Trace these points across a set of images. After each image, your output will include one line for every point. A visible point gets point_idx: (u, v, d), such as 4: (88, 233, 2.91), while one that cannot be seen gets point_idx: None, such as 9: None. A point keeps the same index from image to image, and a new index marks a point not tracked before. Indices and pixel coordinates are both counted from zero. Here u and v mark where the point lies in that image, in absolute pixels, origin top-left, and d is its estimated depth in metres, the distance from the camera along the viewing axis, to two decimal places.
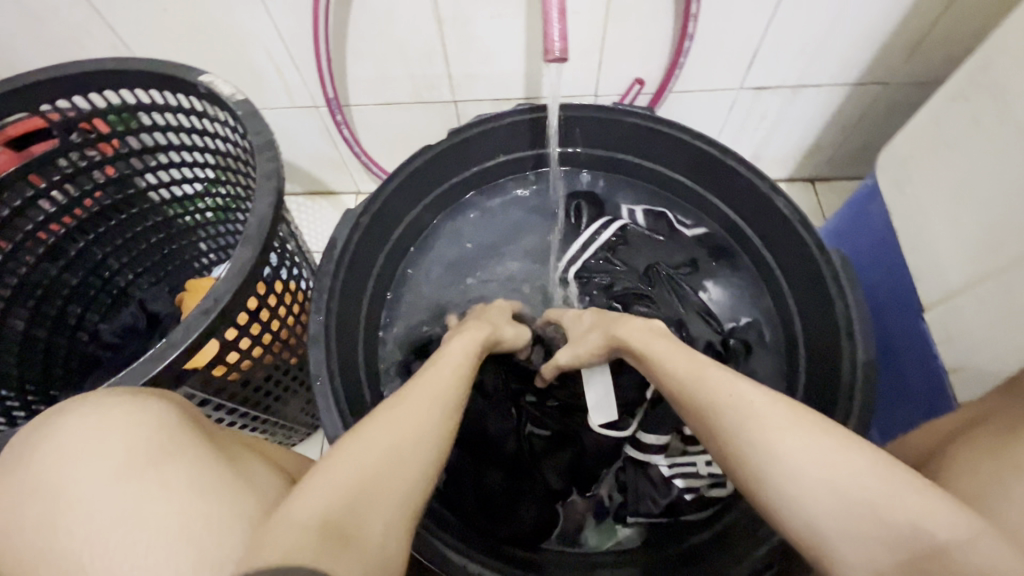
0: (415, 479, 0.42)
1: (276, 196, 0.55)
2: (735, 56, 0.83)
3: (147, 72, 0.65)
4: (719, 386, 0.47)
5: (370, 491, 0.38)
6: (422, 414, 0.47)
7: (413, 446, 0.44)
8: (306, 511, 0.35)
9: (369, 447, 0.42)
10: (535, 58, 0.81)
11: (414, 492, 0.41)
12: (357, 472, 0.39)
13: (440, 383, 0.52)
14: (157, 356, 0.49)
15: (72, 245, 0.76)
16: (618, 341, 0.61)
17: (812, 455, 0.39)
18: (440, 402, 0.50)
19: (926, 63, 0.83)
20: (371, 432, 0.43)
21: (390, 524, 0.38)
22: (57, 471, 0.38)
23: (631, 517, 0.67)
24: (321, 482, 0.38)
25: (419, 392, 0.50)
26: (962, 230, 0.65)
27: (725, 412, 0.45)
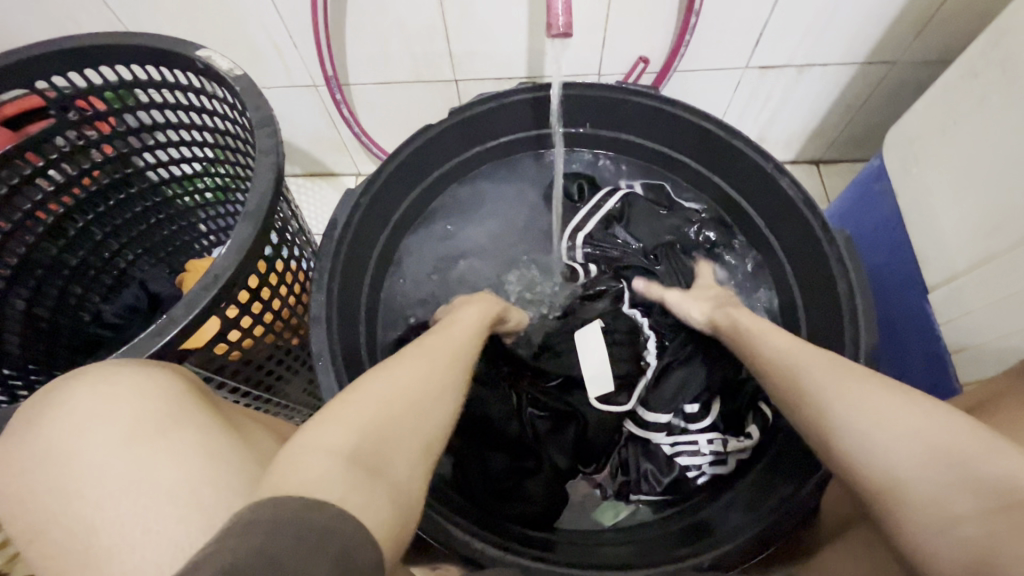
0: (432, 424, 0.43)
1: (275, 172, 0.54)
2: (742, 34, 0.81)
3: (143, 47, 0.64)
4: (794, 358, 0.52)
5: (391, 431, 0.40)
6: (434, 367, 0.48)
7: (430, 395, 0.45)
8: (335, 441, 0.36)
9: (384, 391, 0.43)
10: (537, 35, 0.79)
11: (429, 440, 0.42)
12: (378, 411, 0.40)
13: (452, 345, 0.53)
14: (158, 333, 0.49)
15: (72, 224, 0.76)
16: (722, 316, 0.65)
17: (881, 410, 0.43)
18: (452, 359, 0.51)
19: (935, 42, 0.81)
20: (385, 377, 0.44)
21: (411, 466, 0.39)
22: (63, 445, 0.38)
23: (633, 496, 0.68)
24: (345, 419, 0.39)
25: (430, 349, 0.51)
26: (970, 210, 0.64)
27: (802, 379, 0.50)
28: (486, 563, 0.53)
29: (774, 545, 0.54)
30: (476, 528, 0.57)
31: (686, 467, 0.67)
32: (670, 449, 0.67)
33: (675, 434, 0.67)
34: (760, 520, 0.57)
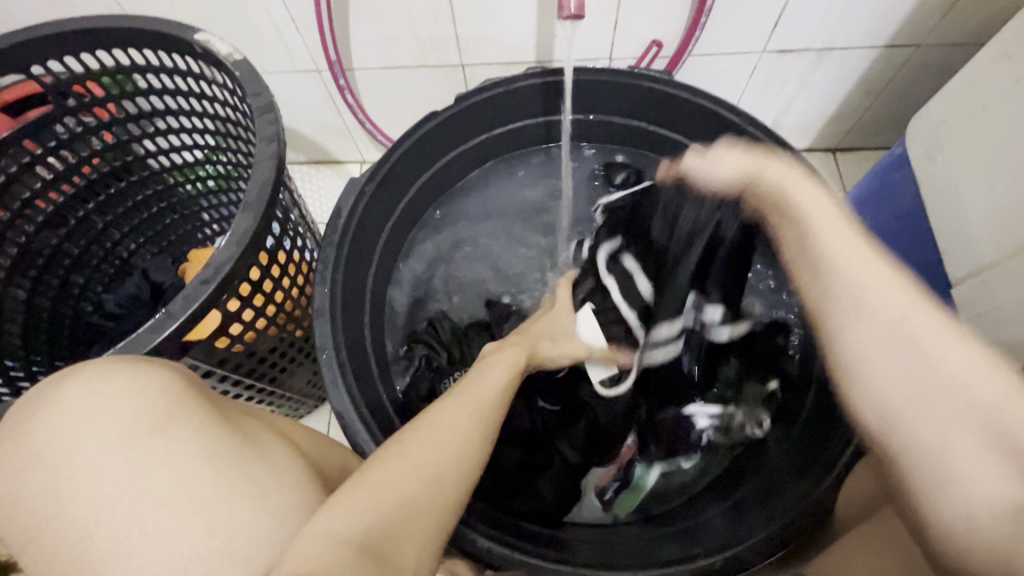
0: (451, 499, 0.41)
1: (276, 160, 0.53)
2: (759, 17, 0.78)
3: (140, 30, 0.62)
4: (867, 272, 0.44)
5: (406, 515, 0.37)
6: (463, 432, 0.45)
7: (452, 463, 0.42)
8: (342, 525, 0.34)
9: (401, 466, 0.40)
10: (547, 17, 0.76)
11: (446, 511, 0.40)
12: (394, 491, 0.38)
13: (485, 392, 0.50)
14: (156, 327, 0.47)
15: (72, 213, 0.74)
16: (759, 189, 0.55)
17: (961, 366, 0.38)
18: (479, 408, 0.48)
19: (963, 23, 0.78)
20: (409, 446, 0.42)
21: (425, 548, 0.37)
22: (56, 443, 0.37)
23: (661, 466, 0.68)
24: (359, 497, 0.37)
25: (463, 401, 0.48)
26: (999, 201, 0.62)
27: (869, 308, 0.42)
28: (492, 561, 0.52)
29: (788, 546, 0.52)
30: (482, 524, 0.56)
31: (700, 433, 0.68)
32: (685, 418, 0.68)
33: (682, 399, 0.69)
34: (774, 516, 0.56)
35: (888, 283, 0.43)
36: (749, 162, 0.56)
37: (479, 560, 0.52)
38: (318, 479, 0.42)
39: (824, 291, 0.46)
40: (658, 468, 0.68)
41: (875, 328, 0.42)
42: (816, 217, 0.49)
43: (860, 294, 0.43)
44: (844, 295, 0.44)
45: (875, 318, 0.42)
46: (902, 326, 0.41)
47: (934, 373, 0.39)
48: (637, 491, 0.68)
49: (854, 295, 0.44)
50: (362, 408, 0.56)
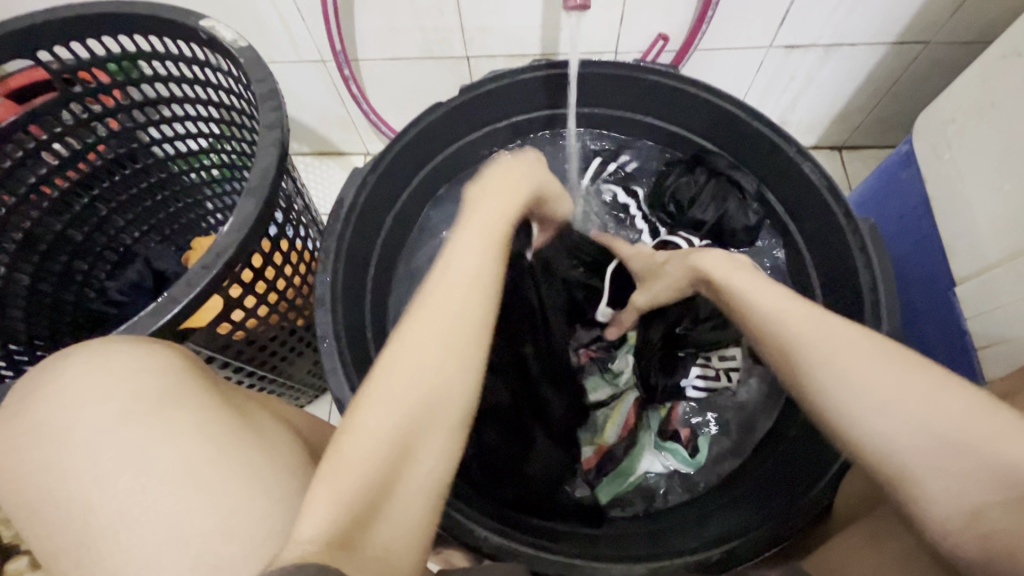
0: (435, 451, 0.38)
1: (279, 147, 0.53)
2: (767, 12, 0.77)
3: (145, 16, 0.62)
4: (790, 315, 0.47)
5: (387, 481, 0.35)
6: (436, 376, 0.40)
7: (429, 403, 0.39)
8: (316, 525, 0.32)
9: (370, 439, 0.36)
10: (552, 9, 0.76)
11: (436, 466, 0.38)
12: (367, 463, 0.35)
13: (450, 320, 0.42)
14: (158, 311, 0.47)
15: (77, 200, 0.75)
16: (698, 272, 0.58)
17: (888, 383, 0.42)
18: (456, 328, 0.42)
19: (972, 21, 0.77)
20: (378, 399, 0.38)
21: (415, 507, 0.36)
22: (56, 422, 0.37)
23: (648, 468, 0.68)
24: (331, 476, 0.34)
25: (434, 319, 0.42)
26: (1007, 198, 0.61)
27: (802, 354, 0.45)
28: (490, 551, 0.52)
29: (783, 543, 0.52)
30: (478, 514, 0.56)
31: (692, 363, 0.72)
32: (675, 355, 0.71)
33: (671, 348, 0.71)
34: (772, 512, 0.56)
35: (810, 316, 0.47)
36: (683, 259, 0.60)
37: (477, 551, 0.52)
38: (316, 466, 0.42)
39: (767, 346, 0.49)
40: (642, 458, 0.68)
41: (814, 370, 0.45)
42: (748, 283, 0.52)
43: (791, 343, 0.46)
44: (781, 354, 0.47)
45: (812, 362, 0.45)
46: (829, 360, 0.44)
47: (871, 399, 0.42)
48: (622, 477, 0.67)
49: (780, 342, 0.47)
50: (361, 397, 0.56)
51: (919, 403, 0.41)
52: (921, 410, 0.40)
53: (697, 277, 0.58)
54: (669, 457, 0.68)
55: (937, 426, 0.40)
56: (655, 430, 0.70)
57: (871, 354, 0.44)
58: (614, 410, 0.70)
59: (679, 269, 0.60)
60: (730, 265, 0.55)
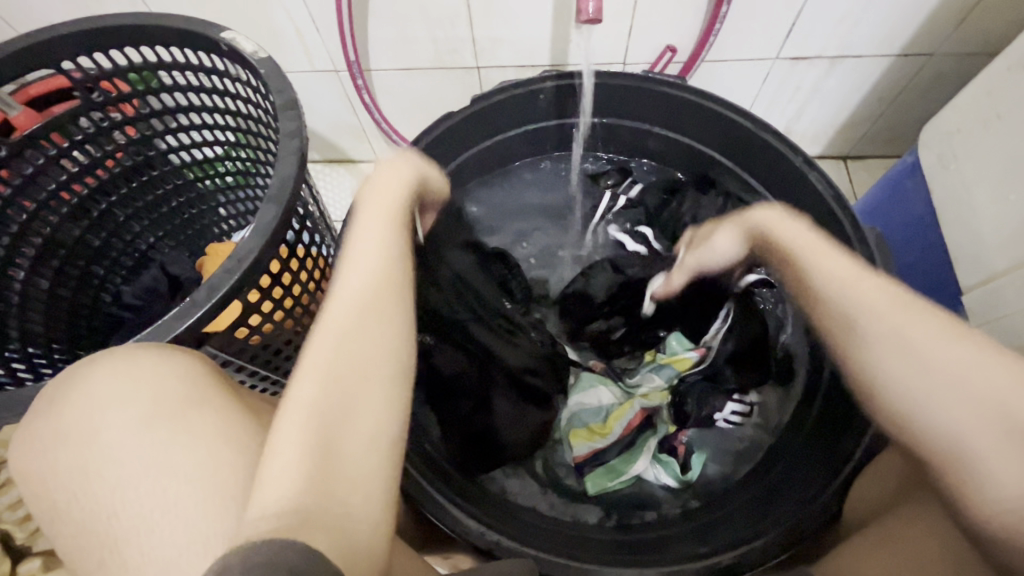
0: (376, 419, 0.38)
1: (299, 156, 0.54)
2: (774, 24, 0.79)
3: (167, 28, 0.63)
4: (849, 283, 0.48)
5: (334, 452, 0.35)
6: (359, 349, 0.40)
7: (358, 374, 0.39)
8: (272, 501, 0.32)
9: (303, 416, 0.36)
10: (562, 21, 0.77)
11: (382, 433, 0.38)
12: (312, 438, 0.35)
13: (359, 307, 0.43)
14: (181, 315, 0.49)
15: (95, 205, 0.76)
16: (753, 230, 0.58)
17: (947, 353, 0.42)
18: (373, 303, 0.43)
19: (977, 33, 0.78)
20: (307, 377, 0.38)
21: (367, 475, 0.36)
22: (86, 424, 0.38)
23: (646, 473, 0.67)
24: (276, 456, 0.34)
25: (349, 297, 0.43)
26: (1012, 209, 0.62)
27: (861, 323, 0.46)
28: (502, 554, 0.53)
29: (792, 549, 0.52)
30: (490, 518, 0.57)
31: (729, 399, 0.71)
32: (714, 384, 0.71)
33: (708, 377, 0.71)
34: (782, 517, 0.56)
35: (869, 285, 0.48)
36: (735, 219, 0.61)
37: (490, 554, 0.53)
38: None
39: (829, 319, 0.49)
40: (636, 461, 0.67)
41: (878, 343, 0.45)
42: (809, 247, 0.52)
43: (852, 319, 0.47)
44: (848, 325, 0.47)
45: (870, 329, 0.46)
46: (887, 335, 0.45)
47: (927, 377, 0.43)
48: (611, 474, 0.67)
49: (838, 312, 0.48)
50: None
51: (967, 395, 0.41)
52: (971, 388, 0.41)
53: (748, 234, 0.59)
54: (661, 468, 0.67)
55: (987, 408, 0.41)
56: (659, 438, 0.69)
57: (941, 332, 0.44)
58: (624, 410, 0.69)
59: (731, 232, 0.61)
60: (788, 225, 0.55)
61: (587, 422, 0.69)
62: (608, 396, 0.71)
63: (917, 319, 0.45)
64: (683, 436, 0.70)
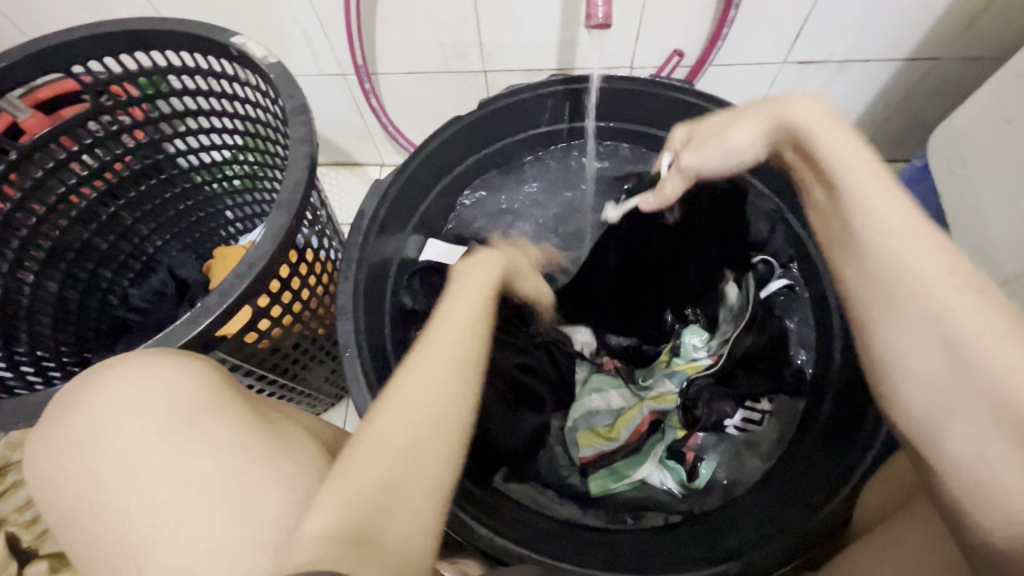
0: (437, 471, 0.39)
1: (309, 161, 0.54)
2: (782, 28, 0.79)
3: (176, 33, 0.64)
4: (903, 236, 0.42)
5: (390, 490, 0.36)
6: (434, 400, 0.42)
7: (427, 424, 0.41)
8: (326, 523, 0.32)
9: (372, 454, 0.37)
10: (570, 25, 0.78)
11: (439, 483, 0.39)
12: (373, 475, 0.36)
13: (435, 372, 0.45)
14: (192, 320, 0.49)
15: (103, 209, 0.76)
16: (789, 132, 0.51)
17: (992, 350, 0.37)
18: (455, 365, 0.46)
19: (987, 37, 0.78)
20: (383, 419, 0.40)
21: (417, 520, 0.36)
22: (99, 431, 0.38)
23: (649, 479, 0.67)
24: (337, 484, 0.35)
25: (435, 356, 0.46)
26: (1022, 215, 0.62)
27: (904, 298, 0.41)
28: (510, 560, 0.53)
29: (801, 556, 0.52)
30: (496, 524, 0.56)
31: (739, 405, 0.68)
32: (725, 389, 0.68)
33: (720, 382, 0.68)
34: (793, 525, 0.56)
35: (930, 248, 0.41)
36: (772, 124, 0.52)
37: (498, 560, 0.53)
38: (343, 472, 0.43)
39: (868, 284, 0.43)
40: (641, 465, 0.67)
41: (912, 319, 0.40)
42: (864, 177, 0.45)
43: (895, 290, 0.42)
44: (884, 286, 0.42)
45: (909, 298, 0.41)
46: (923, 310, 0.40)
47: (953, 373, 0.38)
48: (615, 476, 0.67)
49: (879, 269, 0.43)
50: None
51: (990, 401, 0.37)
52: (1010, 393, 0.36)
53: (783, 128, 0.51)
54: (667, 474, 0.67)
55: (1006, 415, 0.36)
56: (667, 444, 0.68)
57: (995, 324, 0.38)
58: (631, 415, 0.69)
59: (756, 124, 0.53)
60: (842, 143, 0.47)
61: (594, 426, 0.70)
62: (618, 399, 0.72)
63: (973, 302, 0.39)
64: (693, 441, 0.68)
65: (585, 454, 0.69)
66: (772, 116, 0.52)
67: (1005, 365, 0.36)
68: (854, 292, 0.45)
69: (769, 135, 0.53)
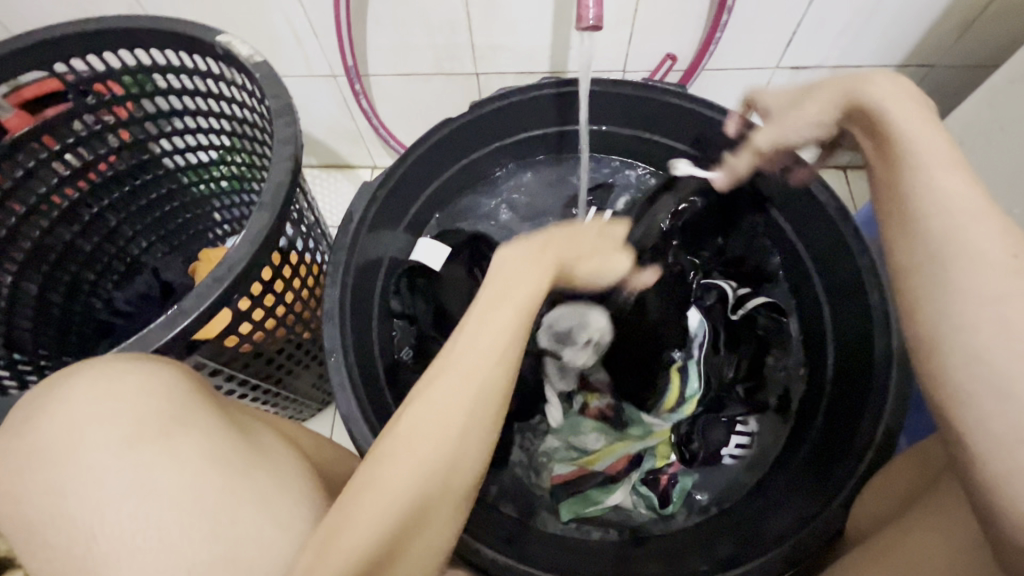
0: (440, 530, 0.38)
1: (292, 162, 0.53)
2: (775, 34, 0.78)
3: (161, 31, 0.63)
4: (974, 221, 0.35)
5: (392, 556, 0.34)
6: (454, 453, 0.38)
7: (441, 479, 0.37)
8: None
9: (379, 511, 0.34)
10: (562, 28, 0.77)
11: (439, 540, 0.38)
12: (376, 538, 0.34)
13: (455, 419, 0.38)
14: (167, 323, 0.47)
15: (86, 210, 0.75)
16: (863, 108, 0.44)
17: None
18: (484, 402, 0.39)
19: (979, 44, 0.78)
20: (393, 469, 0.36)
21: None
22: (58, 442, 0.37)
23: (631, 503, 0.66)
24: (335, 547, 0.33)
25: (462, 383, 0.39)
26: (1015, 221, 0.61)
27: (961, 282, 0.34)
28: (496, 572, 0.51)
29: (793, 568, 0.51)
30: (482, 535, 0.55)
31: (733, 431, 0.68)
32: (716, 416, 0.69)
33: (711, 410, 0.69)
34: (787, 536, 0.54)
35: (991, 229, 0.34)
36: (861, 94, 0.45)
37: (484, 572, 0.51)
38: (321, 480, 0.42)
39: (928, 259, 0.36)
40: (613, 492, 0.65)
41: (970, 301, 0.33)
42: (944, 166, 0.37)
43: (951, 264, 0.35)
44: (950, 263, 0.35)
45: (970, 288, 0.34)
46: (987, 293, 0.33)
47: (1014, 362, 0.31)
48: (587, 501, 0.66)
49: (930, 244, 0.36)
50: (368, 413, 0.55)
51: None
52: None
53: (850, 105, 0.46)
54: (639, 499, 0.66)
55: None
56: (642, 471, 0.67)
57: None
58: (610, 447, 0.67)
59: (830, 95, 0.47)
60: (915, 122, 0.40)
61: (571, 458, 0.68)
62: (594, 440, 0.68)
63: None
64: (673, 467, 0.67)
65: (560, 473, 0.67)
66: (849, 90, 0.46)
67: None
68: (897, 272, 0.38)
69: (833, 113, 0.48)
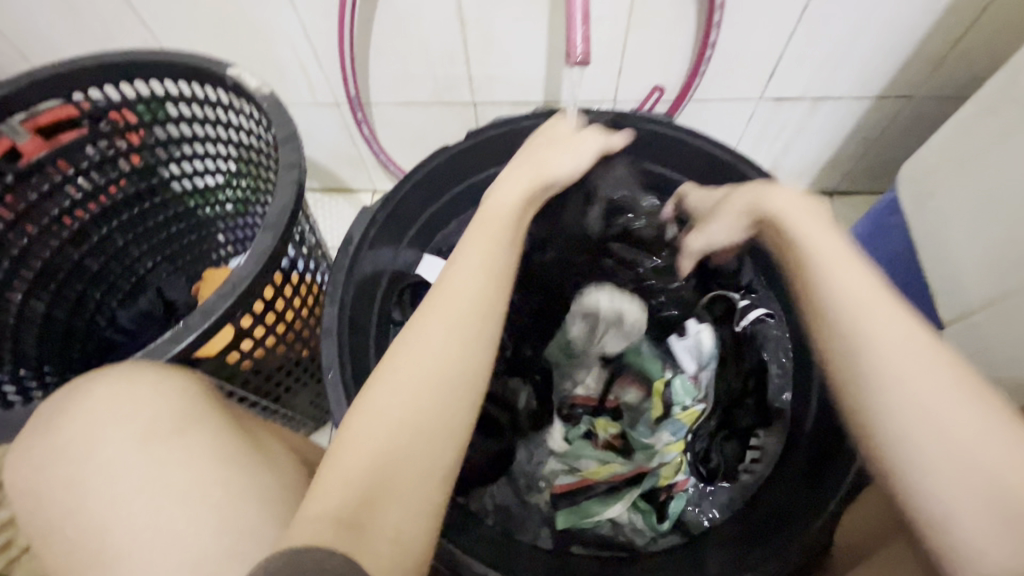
0: (445, 446, 0.40)
1: (297, 186, 0.56)
2: (757, 67, 0.83)
3: (177, 64, 0.66)
4: (864, 306, 0.42)
5: (391, 470, 0.37)
6: (443, 369, 0.42)
7: (435, 393, 0.41)
8: (321, 506, 0.35)
9: (375, 430, 0.38)
10: (555, 61, 0.81)
11: (444, 455, 0.40)
12: (373, 453, 0.38)
13: (442, 345, 0.43)
14: (174, 338, 0.50)
15: (96, 231, 0.78)
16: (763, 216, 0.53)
17: (954, 413, 0.37)
18: (467, 328, 0.44)
19: (952, 77, 0.82)
20: (388, 392, 0.40)
21: (417, 502, 0.37)
22: (78, 448, 0.40)
23: (629, 517, 0.66)
24: (335, 468, 0.37)
25: (446, 314, 0.44)
26: (989, 245, 0.64)
27: (872, 366, 0.40)
28: None
29: None
30: (475, 549, 0.56)
31: (748, 446, 0.69)
32: (733, 434, 0.70)
33: (724, 427, 0.71)
34: (775, 552, 0.55)
35: (888, 317, 0.41)
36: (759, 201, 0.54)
37: None
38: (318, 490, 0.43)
39: (844, 347, 0.42)
40: (611, 505, 0.66)
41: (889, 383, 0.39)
42: (834, 263, 0.45)
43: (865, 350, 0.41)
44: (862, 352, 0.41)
45: (885, 372, 0.40)
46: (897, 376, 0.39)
47: (932, 432, 0.37)
48: (583, 513, 0.66)
49: (847, 336, 0.42)
50: None
51: (959, 458, 0.36)
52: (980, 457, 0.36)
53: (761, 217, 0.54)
54: (638, 515, 0.66)
55: (997, 478, 0.35)
56: (642, 488, 0.67)
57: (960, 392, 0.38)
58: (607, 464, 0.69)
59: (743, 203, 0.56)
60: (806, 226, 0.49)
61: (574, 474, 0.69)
62: (591, 460, 0.69)
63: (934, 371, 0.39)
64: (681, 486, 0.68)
65: (558, 488, 0.69)
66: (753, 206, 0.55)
67: (979, 429, 0.37)
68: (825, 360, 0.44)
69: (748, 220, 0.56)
